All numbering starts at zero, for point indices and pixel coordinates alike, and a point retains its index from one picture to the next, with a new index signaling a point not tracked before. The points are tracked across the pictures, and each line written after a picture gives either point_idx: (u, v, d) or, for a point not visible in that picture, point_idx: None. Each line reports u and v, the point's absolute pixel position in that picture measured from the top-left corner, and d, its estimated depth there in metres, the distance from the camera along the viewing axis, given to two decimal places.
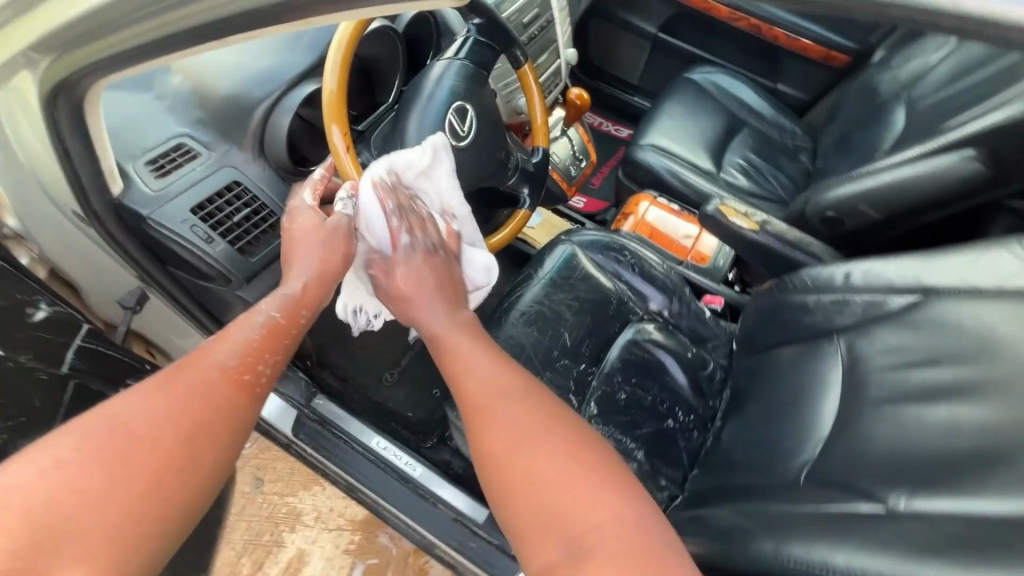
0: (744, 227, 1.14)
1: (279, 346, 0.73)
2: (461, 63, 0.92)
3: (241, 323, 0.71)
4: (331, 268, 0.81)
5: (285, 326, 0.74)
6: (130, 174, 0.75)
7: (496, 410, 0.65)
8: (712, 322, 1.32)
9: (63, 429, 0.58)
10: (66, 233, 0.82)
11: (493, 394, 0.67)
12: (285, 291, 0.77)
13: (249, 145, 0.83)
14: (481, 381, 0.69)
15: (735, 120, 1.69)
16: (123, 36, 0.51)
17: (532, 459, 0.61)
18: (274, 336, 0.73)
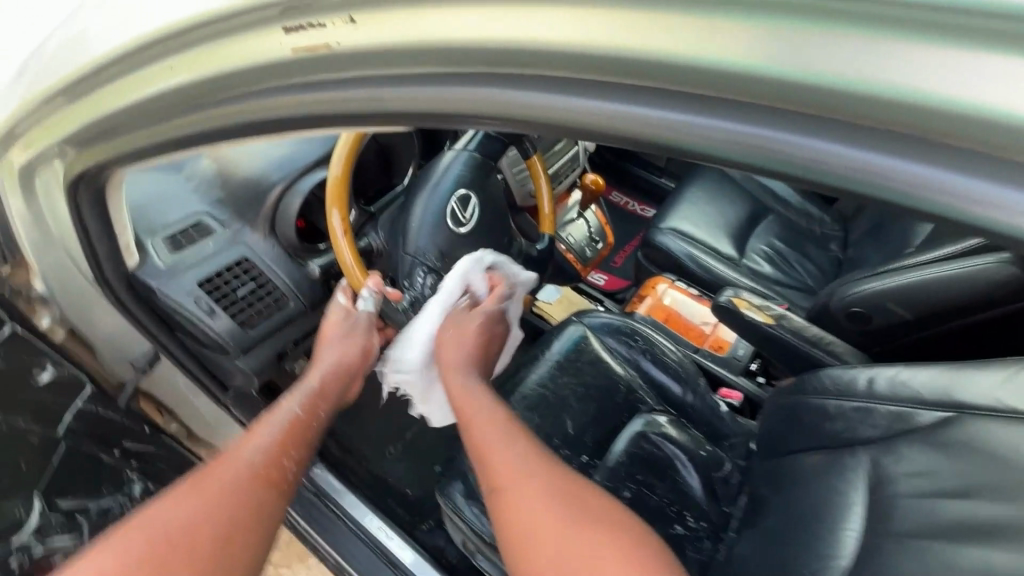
0: (759, 320, 1.09)
1: (299, 439, 0.79)
2: (469, 154, 0.97)
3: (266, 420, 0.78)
4: (344, 369, 0.92)
5: (304, 419, 0.82)
6: (147, 248, 0.81)
7: (512, 483, 0.71)
8: (728, 417, 1.24)
9: (107, 543, 0.63)
10: (89, 300, 0.88)
11: (510, 470, 0.72)
12: (304, 387, 0.87)
13: (261, 224, 0.87)
14: (506, 457, 0.74)
15: (759, 208, 1.68)
16: (135, 133, 0.56)
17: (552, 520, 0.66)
18: (296, 429, 0.80)
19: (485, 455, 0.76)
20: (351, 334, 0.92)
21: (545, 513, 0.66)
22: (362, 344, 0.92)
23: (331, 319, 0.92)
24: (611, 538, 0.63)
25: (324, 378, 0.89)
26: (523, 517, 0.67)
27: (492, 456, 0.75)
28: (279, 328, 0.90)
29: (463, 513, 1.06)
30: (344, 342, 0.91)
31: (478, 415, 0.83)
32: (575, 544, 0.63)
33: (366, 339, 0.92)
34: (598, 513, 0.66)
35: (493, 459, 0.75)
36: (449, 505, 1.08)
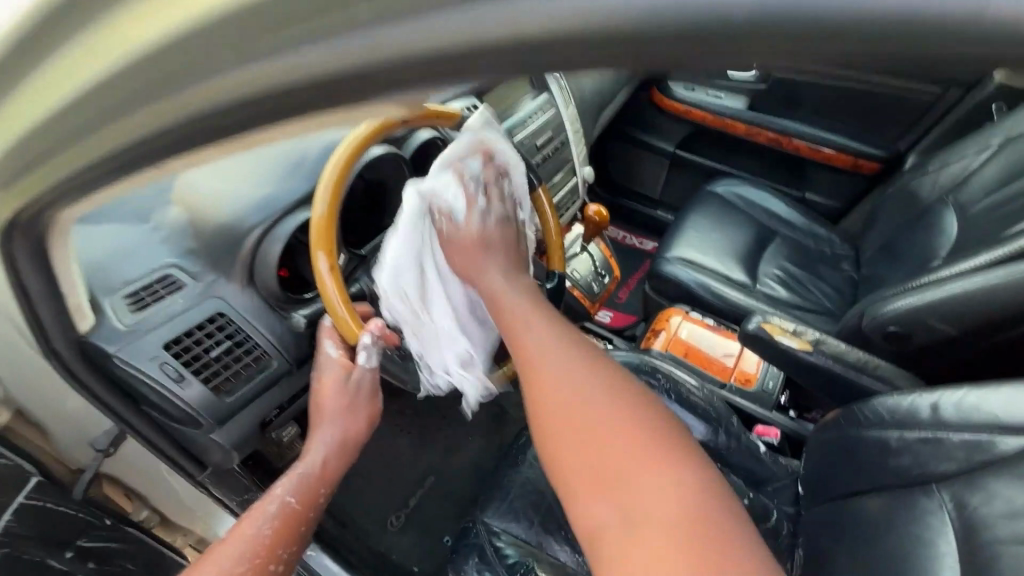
0: (795, 348, 1.00)
1: (289, 540, 0.71)
2: None
3: (251, 515, 0.70)
4: (345, 443, 0.81)
5: (296, 513, 0.73)
6: (103, 309, 0.69)
7: (543, 368, 0.60)
8: (768, 458, 1.12)
9: None
10: (37, 374, 0.75)
11: (545, 360, 0.61)
12: (300, 471, 0.77)
13: (237, 274, 0.78)
14: (540, 346, 0.62)
15: (766, 231, 1.62)
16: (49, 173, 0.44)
17: (591, 403, 0.56)
18: (288, 523, 0.72)
19: (513, 339, 0.66)
20: (354, 403, 0.80)
21: (579, 403, 0.56)
22: (366, 405, 0.81)
23: (327, 378, 0.78)
24: (653, 443, 0.53)
25: (325, 457, 0.79)
26: (548, 396, 0.58)
27: (522, 346, 0.64)
28: (260, 392, 0.79)
29: None
30: (346, 414, 0.80)
31: (509, 306, 0.71)
32: (613, 449, 0.53)
33: (370, 404, 0.81)
34: (642, 414, 0.55)
35: (525, 345, 0.64)
36: None
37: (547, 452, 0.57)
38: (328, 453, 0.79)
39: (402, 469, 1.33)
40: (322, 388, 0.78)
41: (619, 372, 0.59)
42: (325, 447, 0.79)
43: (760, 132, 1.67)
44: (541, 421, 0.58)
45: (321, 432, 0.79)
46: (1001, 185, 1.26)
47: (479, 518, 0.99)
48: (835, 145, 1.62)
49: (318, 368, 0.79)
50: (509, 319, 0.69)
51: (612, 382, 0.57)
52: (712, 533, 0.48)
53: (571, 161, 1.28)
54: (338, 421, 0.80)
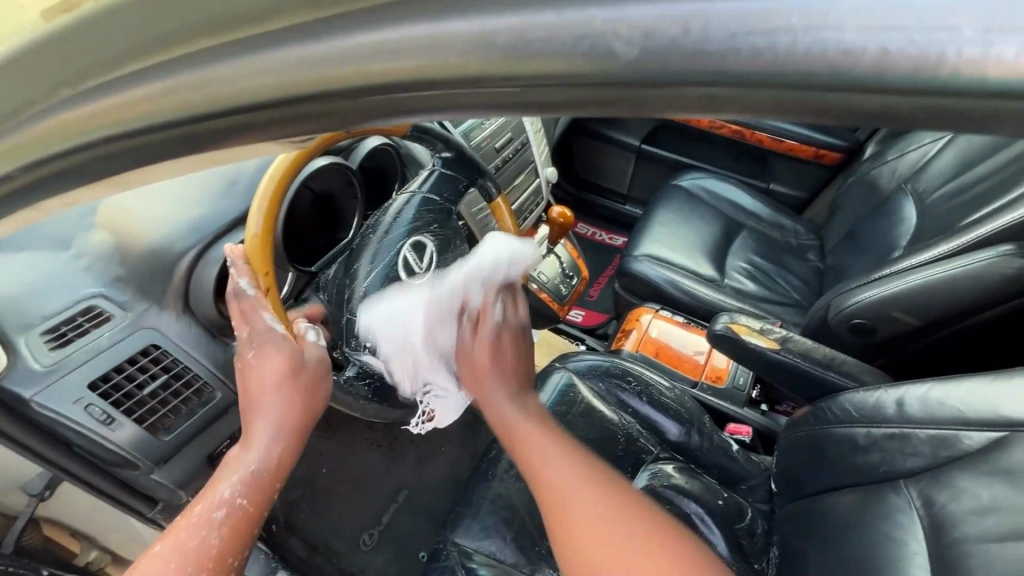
0: (763, 347, 1.00)
1: (239, 543, 0.59)
2: (423, 196, 0.85)
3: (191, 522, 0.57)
4: (296, 431, 0.66)
5: (249, 517, 0.60)
6: (18, 347, 0.63)
7: (574, 504, 0.57)
8: (741, 456, 1.11)
9: None
10: None
11: (575, 494, 0.58)
12: (248, 468, 0.62)
13: (172, 302, 0.72)
14: (551, 457, 0.61)
15: (732, 224, 1.62)
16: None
17: (605, 513, 0.56)
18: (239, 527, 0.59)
19: (528, 454, 0.63)
20: (303, 382, 0.67)
21: (594, 519, 0.55)
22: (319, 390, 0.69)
23: (256, 369, 0.66)
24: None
25: (277, 451, 0.64)
26: (565, 509, 0.57)
27: (540, 464, 0.61)
28: (203, 426, 0.74)
29: None
30: (291, 395, 0.66)
31: (524, 433, 0.65)
32: None
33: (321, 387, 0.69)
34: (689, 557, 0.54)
35: (547, 477, 0.60)
36: None
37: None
38: (278, 443, 0.65)
39: (371, 486, 1.28)
40: (257, 375, 0.65)
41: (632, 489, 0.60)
42: (273, 438, 0.64)
43: (723, 125, 1.65)
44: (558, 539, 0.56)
45: (264, 423, 0.64)
46: (958, 172, 1.28)
47: (450, 538, 0.96)
48: (797, 137, 1.62)
49: (241, 350, 0.67)
50: (518, 447, 0.64)
51: (622, 502, 0.57)
52: None
53: (533, 163, 1.25)
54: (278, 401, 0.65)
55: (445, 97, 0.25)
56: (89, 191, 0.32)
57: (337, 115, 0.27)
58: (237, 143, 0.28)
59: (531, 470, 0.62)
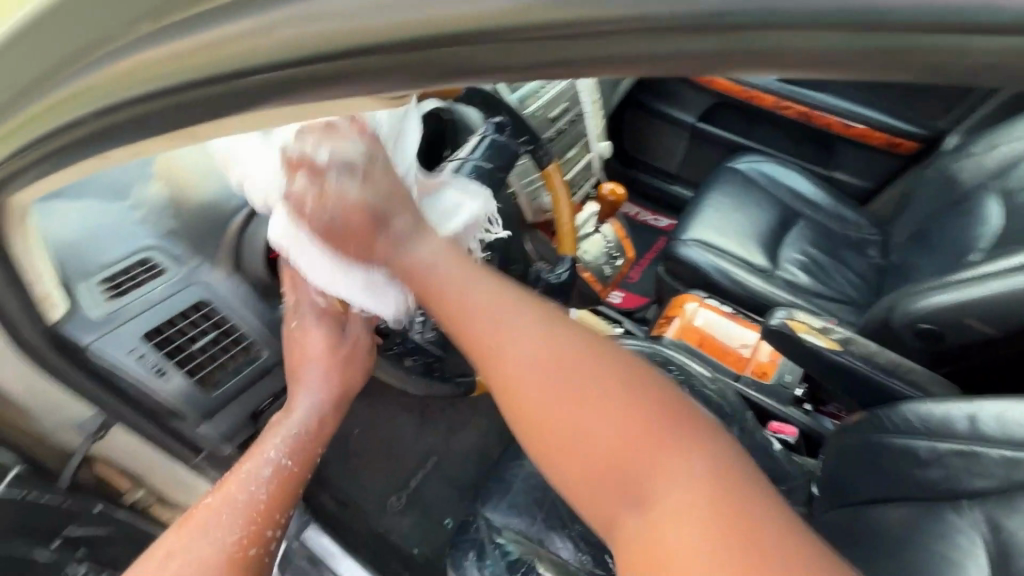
0: (822, 346, 0.94)
1: (286, 497, 0.62)
2: (474, 164, 0.79)
3: (244, 475, 0.61)
4: (334, 401, 0.70)
5: (293, 476, 0.64)
6: (78, 294, 0.64)
7: (532, 392, 0.48)
8: (785, 458, 1.07)
9: None
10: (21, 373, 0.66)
11: (514, 349, 0.50)
12: (291, 431, 0.66)
13: (223, 258, 0.72)
14: (506, 343, 0.50)
15: (789, 212, 1.53)
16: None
17: (563, 397, 0.48)
18: (285, 485, 0.63)
19: (423, 280, 0.56)
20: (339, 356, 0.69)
21: (548, 389, 0.48)
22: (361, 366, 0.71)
23: (299, 341, 0.69)
24: (678, 439, 0.46)
25: (318, 416, 0.69)
26: (512, 380, 0.49)
27: (465, 317, 0.52)
28: (248, 383, 0.75)
29: None
30: (330, 367, 0.69)
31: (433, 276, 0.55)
32: (641, 465, 0.46)
33: (363, 360, 0.71)
34: (647, 399, 0.48)
35: (466, 324, 0.52)
36: None
37: (541, 405, 0.48)
38: (319, 409, 0.69)
39: (402, 449, 1.29)
40: (301, 347, 0.69)
41: (605, 356, 0.49)
42: (314, 403, 0.68)
43: (790, 105, 1.54)
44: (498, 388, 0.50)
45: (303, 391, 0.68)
46: None
47: (480, 512, 0.96)
48: (869, 121, 1.51)
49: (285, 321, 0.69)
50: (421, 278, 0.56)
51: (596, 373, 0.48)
52: (703, 498, 0.43)
53: (586, 136, 1.20)
54: (319, 371, 0.69)
55: (559, 56, 0.22)
56: (157, 140, 0.30)
57: (438, 71, 0.24)
58: (317, 94, 0.26)
59: (435, 296, 0.54)
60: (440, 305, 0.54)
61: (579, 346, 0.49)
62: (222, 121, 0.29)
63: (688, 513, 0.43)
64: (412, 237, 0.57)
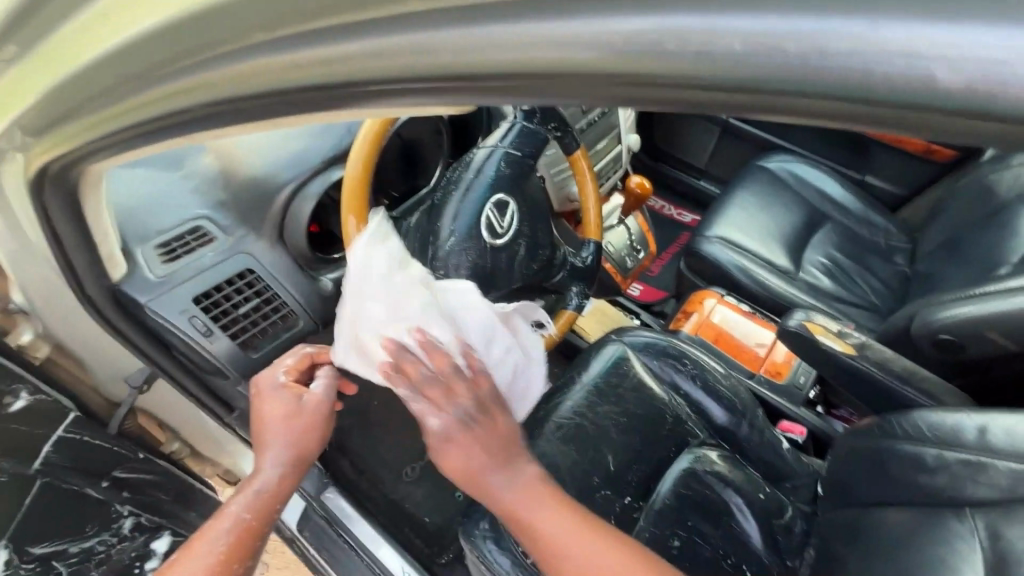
0: (838, 350, 0.96)
1: (244, 555, 0.62)
2: (505, 150, 0.81)
3: (202, 535, 0.62)
4: (300, 457, 0.68)
5: (254, 531, 0.64)
6: (137, 257, 0.69)
7: None
8: (793, 457, 1.09)
9: None
10: (82, 326, 0.72)
11: None
12: (255, 487, 0.65)
13: (267, 230, 0.76)
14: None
15: (816, 215, 1.52)
16: (74, 129, 0.42)
17: None
18: (242, 544, 0.62)
19: (510, 508, 0.55)
20: (303, 417, 0.68)
21: None
22: (322, 419, 0.70)
23: (266, 407, 0.68)
24: None
25: (283, 472, 0.67)
26: None
27: (554, 550, 0.54)
28: (286, 348, 0.78)
29: (490, 564, 0.91)
30: (296, 426, 0.68)
31: (523, 506, 0.55)
32: None
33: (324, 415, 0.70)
34: None
35: (563, 565, 0.53)
36: (475, 553, 0.94)
37: None
38: (283, 466, 0.67)
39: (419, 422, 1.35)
40: (264, 410, 0.68)
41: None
42: (278, 462, 0.67)
43: None
44: None
45: (266, 454, 0.67)
46: None
47: None
48: None
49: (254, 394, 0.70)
50: (507, 502, 0.55)
51: None
52: None
53: (616, 128, 1.22)
54: (283, 432, 0.68)
55: None
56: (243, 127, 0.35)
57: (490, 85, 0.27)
58: (380, 101, 0.29)
59: (525, 528, 0.54)
60: (529, 536, 0.55)
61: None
62: (295, 116, 0.33)
63: None
64: (514, 471, 0.56)
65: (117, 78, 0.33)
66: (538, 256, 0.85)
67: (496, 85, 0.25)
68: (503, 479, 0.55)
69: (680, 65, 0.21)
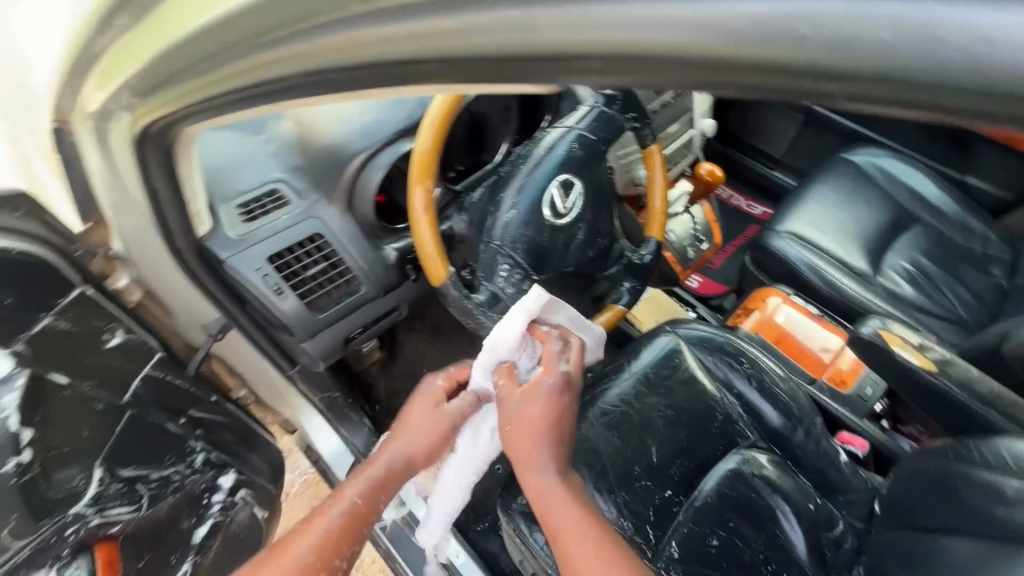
0: (915, 364, 0.89)
1: (354, 537, 0.69)
2: (578, 133, 0.80)
3: (321, 513, 0.69)
4: (416, 462, 0.76)
5: (364, 519, 0.71)
6: (219, 214, 0.74)
7: None
8: (851, 471, 1.04)
9: None
10: (168, 277, 0.78)
11: None
12: (369, 476, 0.73)
13: (338, 198, 0.79)
14: None
15: (904, 215, 1.40)
16: (183, 90, 0.46)
17: None
18: (352, 528, 0.69)
19: (545, 511, 0.67)
20: (433, 421, 0.77)
21: None
22: (445, 433, 0.77)
23: (414, 406, 0.78)
24: None
25: (399, 469, 0.75)
26: None
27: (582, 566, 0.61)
28: (347, 311, 0.83)
29: (525, 539, 0.93)
30: (423, 428, 0.77)
31: (563, 518, 0.65)
32: None
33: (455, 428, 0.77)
34: None
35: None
36: (512, 526, 0.96)
37: None
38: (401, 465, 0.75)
39: None
40: (408, 411, 0.78)
41: None
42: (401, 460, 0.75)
43: None
44: None
45: (390, 448, 0.76)
46: None
47: None
48: None
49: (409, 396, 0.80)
50: (551, 513, 0.66)
51: None
52: None
53: (690, 112, 1.17)
54: (412, 435, 0.77)
55: None
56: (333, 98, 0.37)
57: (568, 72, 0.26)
58: (464, 77, 0.29)
59: (557, 540, 0.64)
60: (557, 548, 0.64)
61: None
62: (379, 89, 0.34)
63: None
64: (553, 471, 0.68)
65: (223, 47, 0.36)
66: (600, 241, 0.83)
67: (587, 68, 0.25)
68: (547, 473, 0.67)
69: (791, 51, 0.20)
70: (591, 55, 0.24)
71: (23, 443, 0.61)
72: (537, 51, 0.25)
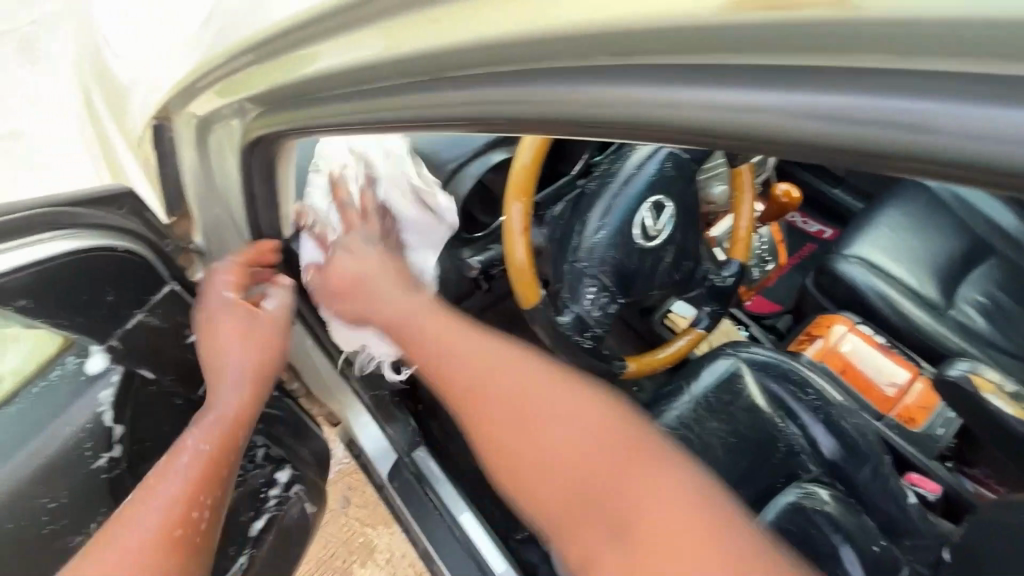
0: (1008, 412, 0.85)
1: (208, 486, 0.63)
2: (669, 150, 0.77)
3: (164, 469, 0.62)
4: (258, 373, 0.71)
5: (209, 458, 0.65)
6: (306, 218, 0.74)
7: (530, 461, 0.54)
8: (919, 515, 1.00)
9: None
10: None
11: (522, 445, 0.54)
12: (208, 416, 0.67)
13: None
14: (505, 412, 0.56)
15: (979, 245, 1.34)
16: (321, 106, 0.46)
17: (563, 467, 0.52)
18: (203, 472, 0.64)
19: (418, 340, 0.64)
20: (254, 336, 0.71)
21: (544, 454, 0.53)
22: (272, 339, 0.72)
23: (227, 318, 0.70)
24: (677, 479, 0.50)
25: (238, 389, 0.70)
26: (516, 455, 0.54)
27: (472, 376, 0.59)
28: None
29: None
30: (247, 345, 0.71)
31: (425, 331, 0.64)
32: (648, 522, 0.47)
33: (286, 331, 0.74)
34: (640, 458, 0.51)
35: (485, 406, 0.57)
36: None
37: (553, 486, 0.52)
38: (240, 390, 0.70)
39: None
40: (222, 322, 0.70)
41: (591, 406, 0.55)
42: (237, 380, 0.70)
43: None
44: (502, 470, 0.55)
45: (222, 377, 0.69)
46: None
47: None
48: None
49: (211, 309, 0.70)
50: (423, 333, 0.64)
51: (588, 446, 0.52)
52: (690, 529, 0.46)
53: None
54: (240, 352, 0.70)
55: None
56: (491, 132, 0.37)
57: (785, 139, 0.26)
58: (660, 129, 0.28)
59: (439, 377, 0.61)
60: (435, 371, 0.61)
61: (576, 407, 0.55)
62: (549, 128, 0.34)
63: (691, 508, 0.47)
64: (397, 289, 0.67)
65: None
66: (683, 263, 0.81)
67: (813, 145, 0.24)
68: (393, 291, 0.66)
69: None
70: (839, 145, 0.23)
71: (115, 439, 0.67)
72: (768, 129, 0.24)
